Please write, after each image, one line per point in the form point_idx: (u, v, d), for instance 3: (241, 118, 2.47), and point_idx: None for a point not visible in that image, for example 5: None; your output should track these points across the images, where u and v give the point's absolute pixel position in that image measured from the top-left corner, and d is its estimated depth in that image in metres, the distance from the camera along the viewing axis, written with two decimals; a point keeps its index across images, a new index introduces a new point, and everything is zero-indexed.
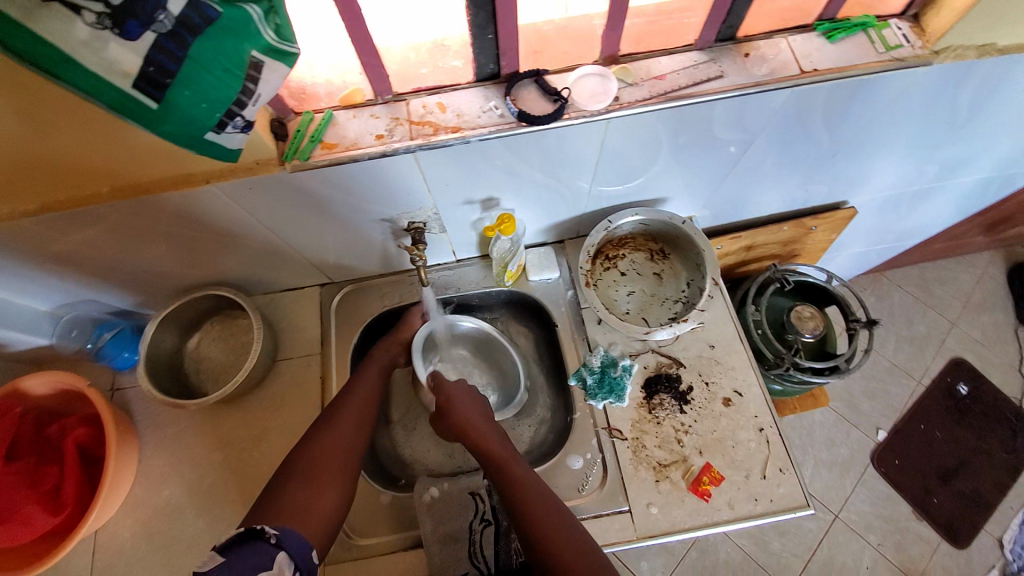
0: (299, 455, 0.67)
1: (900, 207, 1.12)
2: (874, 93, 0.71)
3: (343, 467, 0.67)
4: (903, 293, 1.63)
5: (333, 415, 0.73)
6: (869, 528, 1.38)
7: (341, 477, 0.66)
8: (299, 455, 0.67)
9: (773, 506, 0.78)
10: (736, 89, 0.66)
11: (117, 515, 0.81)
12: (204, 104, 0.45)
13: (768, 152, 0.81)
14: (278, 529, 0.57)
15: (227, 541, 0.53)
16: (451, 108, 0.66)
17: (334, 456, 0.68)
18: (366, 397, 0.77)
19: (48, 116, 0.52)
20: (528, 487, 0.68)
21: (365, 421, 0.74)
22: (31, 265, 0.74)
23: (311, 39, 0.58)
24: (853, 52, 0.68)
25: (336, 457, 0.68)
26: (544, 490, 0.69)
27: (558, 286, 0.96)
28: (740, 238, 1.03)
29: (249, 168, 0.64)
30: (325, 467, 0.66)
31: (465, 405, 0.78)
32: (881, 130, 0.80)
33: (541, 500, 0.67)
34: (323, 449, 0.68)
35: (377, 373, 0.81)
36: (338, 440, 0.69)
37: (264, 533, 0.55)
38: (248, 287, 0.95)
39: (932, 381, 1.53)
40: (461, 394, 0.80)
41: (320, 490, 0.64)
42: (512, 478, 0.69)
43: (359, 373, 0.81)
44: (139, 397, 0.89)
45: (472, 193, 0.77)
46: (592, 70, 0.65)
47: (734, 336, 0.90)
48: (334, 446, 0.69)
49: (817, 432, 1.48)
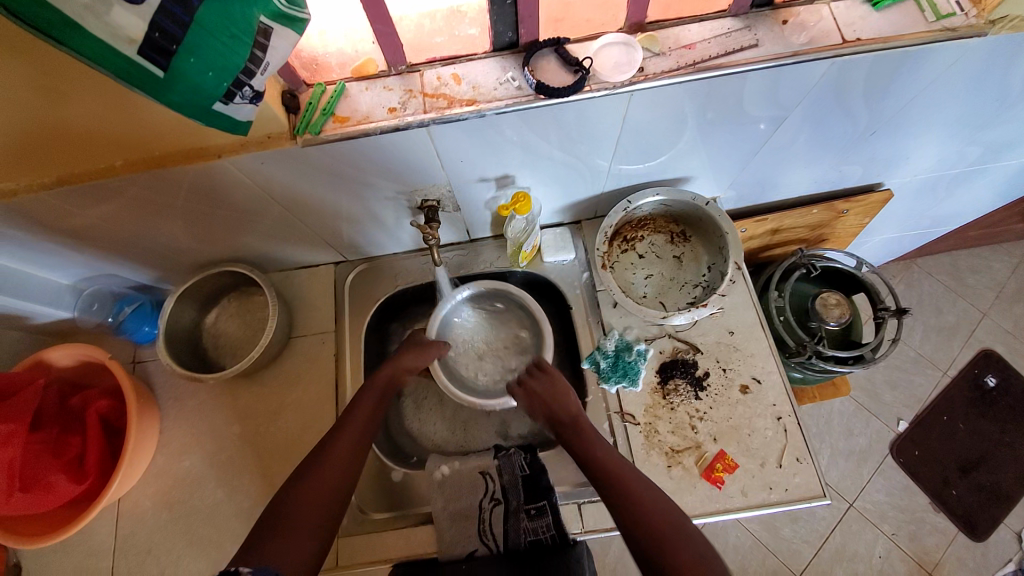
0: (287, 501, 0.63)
1: (937, 191, 1.06)
2: (922, 67, 0.66)
3: (322, 518, 0.64)
4: (934, 281, 1.56)
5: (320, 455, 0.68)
6: (884, 518, 1.35)
7: (318, 523, 0.63)
8: (281, 502, 0.64)
9: (788, 496, 0.76)
10: (771, 59, 0.61)
11: (139, 482, 0.84)
12: (210, 73, 0.43)
13: (801, 130, 0.76)
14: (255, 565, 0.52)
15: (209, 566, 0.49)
16: (466, 80, 0.63)
17: (315, 507, 0.64)
18: (355, 434, 0.71)
19: (56, 84, 0.51)
20: (651, 507, 0.63)
21: (353, 457, 0.69)
22: (53, 238, 0.75)
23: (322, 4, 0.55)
24: (900, 22, 0.63)
25: (313, 509, 0.63)
26: (671, 511, 0.63)
27: (574, 267, 0.93)
28: (766, 220, 0.98)
29: (261, 141, 0.63)
30: (301, 516, 0.62)
31: (559, 396, 0.75)
32: (924, 107, 0.75)
33: (665, 526, 0.62)
34: (305, 499, 0.64)
35: (369, 408, 0.74)
36: (322, 489, 0.65)
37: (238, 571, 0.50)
38: (263, 264, 0.95)
39: (958, 372, 1.48)
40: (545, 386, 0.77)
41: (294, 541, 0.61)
42: (632, 492, 0.64)
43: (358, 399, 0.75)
44: (159, 370, 0.91)
45: (486, 170, 0.75)
46: (616, 39, 0.62)
47: (754, 323, 0.87)
48: (315, 496, 0.64)
49: (836, 420, 1.45)
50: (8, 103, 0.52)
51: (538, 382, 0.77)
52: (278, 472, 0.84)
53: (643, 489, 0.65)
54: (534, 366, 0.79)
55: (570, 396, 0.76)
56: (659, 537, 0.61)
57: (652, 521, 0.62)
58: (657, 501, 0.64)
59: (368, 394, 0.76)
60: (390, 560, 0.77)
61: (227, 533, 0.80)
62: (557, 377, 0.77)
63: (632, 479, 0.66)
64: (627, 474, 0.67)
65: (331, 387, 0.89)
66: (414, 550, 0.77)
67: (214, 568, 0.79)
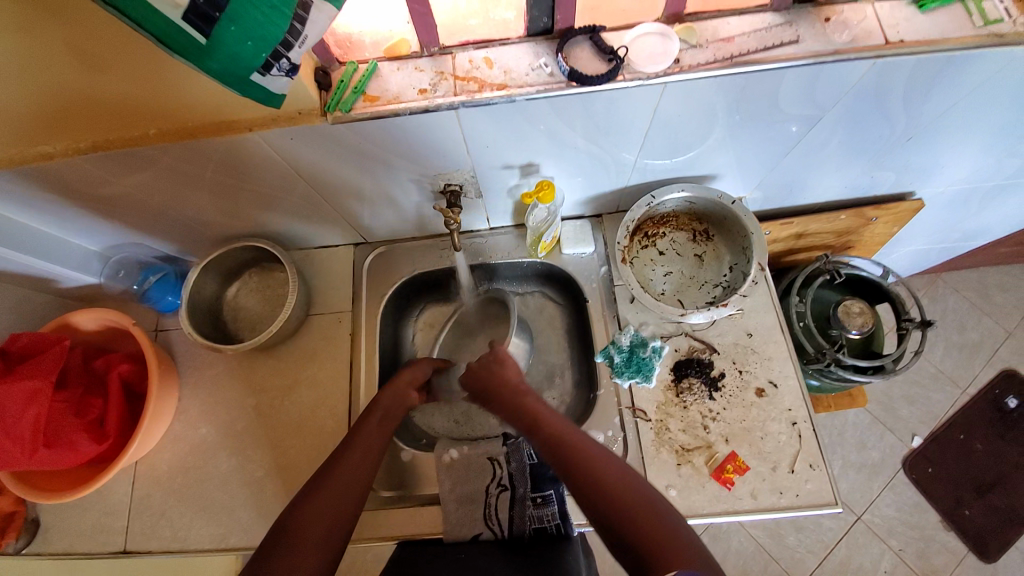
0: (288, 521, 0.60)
1: (970, 204, 1.03)
2: (965, 72, 0.64)
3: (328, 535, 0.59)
4: (959, 297, 1.52)
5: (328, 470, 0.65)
6: (892, 533, 1.33)
7: (323, 545, 0.58)
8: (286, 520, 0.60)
9: (799, 501, 0.75)
10: (812, 56, 0.60)
11: (156, 446, 0.86)
12: (250, 42, 0.43)
13: (835, 131, 0.74)
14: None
15: None
16: (498, 64, 0.63)
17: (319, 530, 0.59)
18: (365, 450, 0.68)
19: (96, 50, 0.52)
20: (617, 485, 0.60)
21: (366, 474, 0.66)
22: (86, 205, 0.76)
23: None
24: (948, 24, 0.61)
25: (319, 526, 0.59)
26: (635, 485, 0.60)
27: (593, 261, 0.93)
28: (791, 224, 0.97)
29: (291, 117, 0.63)
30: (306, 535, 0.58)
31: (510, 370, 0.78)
32: (965, 114, 0.72)
33: (638, 506, 0.57)
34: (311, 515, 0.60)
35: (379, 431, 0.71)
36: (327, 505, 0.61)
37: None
38: (285, 241, 0.96)
39: (978, 392, 1.44)
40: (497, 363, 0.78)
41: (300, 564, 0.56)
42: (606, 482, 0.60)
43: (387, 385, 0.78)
44: (181, 339, 0.93)
45: (513, 158, 0.74)
46: (654, 29, 0.61)
47: (774, 326, 0.86)
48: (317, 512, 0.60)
49: (849, 432, 1.42)
50: (49, 66, 0.53)
51: (483, 360, 0.80)
52: (290, 445, 0.85)
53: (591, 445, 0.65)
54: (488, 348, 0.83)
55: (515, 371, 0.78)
56: (608, 491, 0.59)
57: (608, 480, 0.60)
58: (604, 456, 0.63)
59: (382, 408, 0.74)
60: (395, 537, 0.78)
61: (238, 501, 0.82)
62: (503, 357, 0.79)
63: (601, 467, 0.61)
64: (577, 438, 0.65)
65: (345, 365, 0.90)
66: (420, 529, 0.79)
67: (224, 533, 0.81)
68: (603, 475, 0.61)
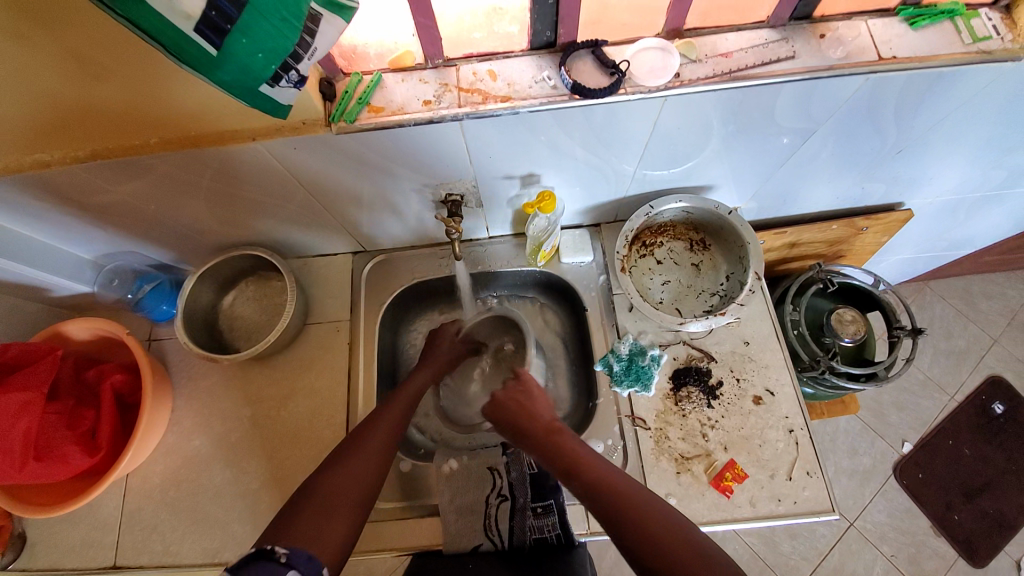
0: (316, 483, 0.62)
1: (957, 214, 1.06)
2: (953, 87, 0.66)
3: (358, 503, 0.61)
4: (945, 305, 1.56)
5: (354, 443, 0.68)
6: (884, 538, 1.35)
7: (355, 512, 0.60)
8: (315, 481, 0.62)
9: (797, 508, 0.76)
10: (807, 71, 0.61)
11: (149, 458, 0.85)
12: (260, 54, 0.43)
13: (827, 144, 0.76)
14: (290, 546, 0.53)
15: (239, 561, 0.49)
16: (502, 77, 0.64)
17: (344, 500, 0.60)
18: (390, 425, 0.71)
19: (101, 60, 0.52)
20: (663, 528, 0.58)
21: (388, 448, 0.69)
22: (81, 213, 0.75)
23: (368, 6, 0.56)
24: (937, 41, 0.63)
25: (349, 488, 0.62)
26: (680, 527, 0.58)
27: (591, 270, 0.94)
28: (785, 233, 0.98)
29: (296, 127, 0.64)
30: (333, 496, 0.60)
31: (538, 407, 0.76)
32: (953, 128, 0.74)
33: (687, 552, 0.55)
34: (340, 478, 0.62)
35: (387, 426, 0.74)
36: (356, 471, 0.64)
37: (274, 554, 0.51)
38: (283, 250, 0.96)
39: (966, 397, 1.47)
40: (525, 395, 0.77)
41: (334, 524, 0.58)
42: (652, 529, 0.58)
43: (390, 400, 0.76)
44: (175, 349, 0.92)
45: (514, 168, 0.75)
46: (654, 44, 0.63)
47: (770, 334, 0.87)
48: (345, 476, 0.63)
49: (840, 438, 1.44)
50: (51, 74, 0.53)
51: (508, 391, 0.78)
52: (287, 456, 0.84)
53: (637, 493, 0.62)
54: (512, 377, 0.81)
55: (545, 407, 0.76)
56: (654, 536, 0.57)
57: (659, 532, 0.57)
58: (646, 497, 0.62)
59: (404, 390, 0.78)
60: (394, 549, 0.78)
61: (232, 514, 0.81)
62: (531, 389, 0.78)
63: (644, 509, 0.60)
64: (621, 485, 0.63)
65: (343, 374, 0.89)
66: (420, 540, 0.78)
67: (218, 548, 0.79)
68: (652, 526, 0.58)
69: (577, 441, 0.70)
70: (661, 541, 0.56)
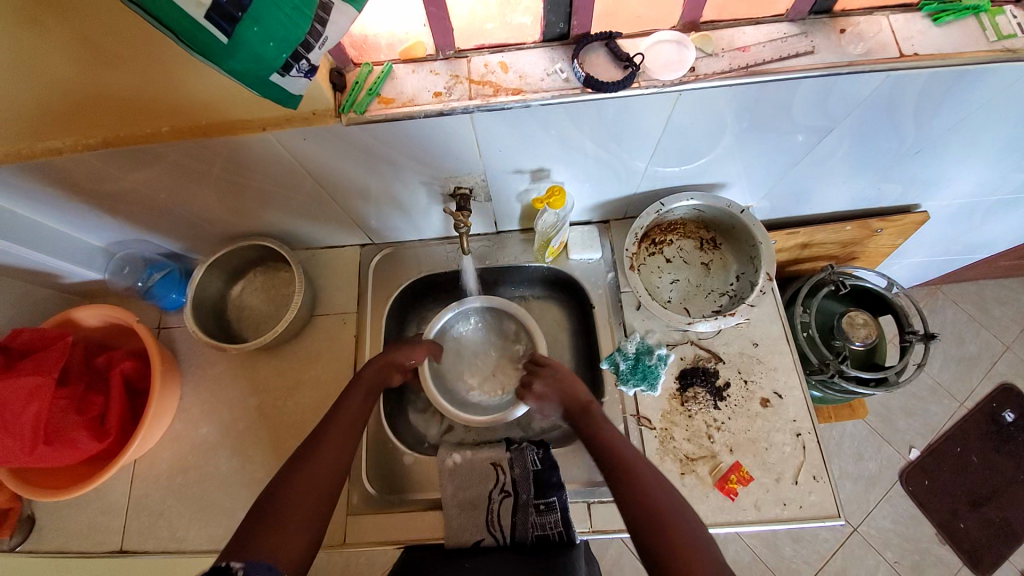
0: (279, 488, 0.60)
1: (974, 218, 1.03)
2: (975, 87, 0.64)
3: (319, 502, 0.60)
4: (958, 310, 1.53)
5: (315, 440, 0.66)
6: (888, 544, 1.33)
7: (318, 508, 0.60)
8: (277, 486, 0.61)
9: (802, 513, 0.75)
10: (826, 67, 0.60)
11: (156, 445, 0.85)
12: (271, 43, 0.43)
13: (843, 143, 0.75)
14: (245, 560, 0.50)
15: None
16: (513, 69, 0.63)
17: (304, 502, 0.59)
18: (351, 420, 0.70)
19: (112, 46, 0.52)
20: (651, 491, 0.61)
21: (351, 439, 0.68)
22: (91, 200, 0.76)
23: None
24: (961, 39, 0.61)
25: (312, 487, 0.61)
26: (668, 492, 0.62)
27: (599, 267, 0.93)
28: (797, 233, 0.97)
29: (306, 118, 0.63)
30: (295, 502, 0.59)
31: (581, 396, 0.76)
32: (973, 129, 0.73)
33: (668, 516, 0.59)
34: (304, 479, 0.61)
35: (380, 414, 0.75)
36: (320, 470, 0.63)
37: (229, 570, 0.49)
38: (291, 241, 0.96)
39: (976, 404, 1.45)
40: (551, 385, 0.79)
41: (295, 525, 0.57)
42: (644, 491, 0.61)
43: (350, 388, 0.74)
44: (183, 337, 0.93)
45: (524, 162, 0.74)
46: (670, 37, 0.61)
47: (779, 336, 0.86)
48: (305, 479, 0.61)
49: (847, 443, 1.43)
50: (64, 60, 0.53)
51: (545, 379, 0.79)
52: (291, 446, 0.85)
53: (650, 472, 0.64)
54: (536, 365, 0.82)
55: (580, 385, 0.78)
56: (644, 498, 0.60)
57: (665, 521, 0.58)
58: (645, 464, 0.65)
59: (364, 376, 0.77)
60: (396, 543, 0.78)
61: (238, 502, 0.82)
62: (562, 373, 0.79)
63: (641, 471, 0.64)
64: (628, 452, 0.67)
65: (348, 366, 0.90)
66: (422, 533, 0.78)
67: (222, 535, 0.80)
68: (661, 516, 0.58)
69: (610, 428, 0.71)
70: (648, 503, 0.60)
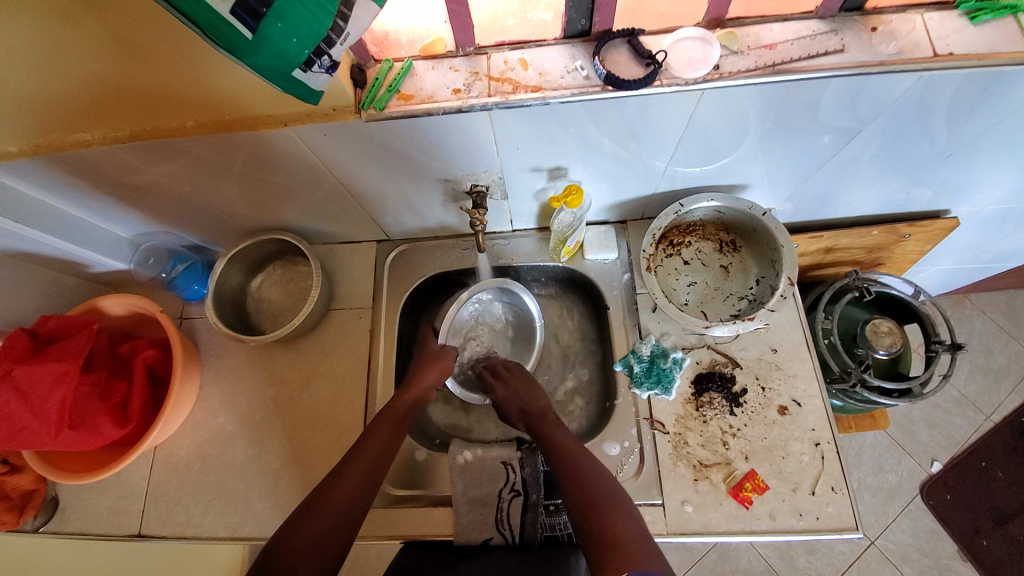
0: (280, 552, 0.60)
1: (1007, 224, 0.99)
2: (1011, 89, 0.62)
3: (337, 530, 0.63)
4: (987, 320, 1.48)
5: (326, 491, 0.66)
6: (906, 559, 1.29)
7: (337, 536, 0.62)
8: (280, 542, 0.61)
9: (819, 524, 0.73)
10: (856, 66, 0.58)
11: (176, 433, 0.87)
12: (295, 39, 0.43)
13: (871, 145, 0.72)
14: None
15: None
16: (533, 66, 0.63)
17: (323, 533, 0.62)
18: (378, 446, 0.71)
19: (141, 40, 0.53)
20: (598, 488, 0.66)
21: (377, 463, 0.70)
22: (118, 192, 0.78)
23: None
24: (998, 39, 0.59)
25: (315, 552, 0.60)
26: (612, 490, 0.66)
27: (615, 268, 0.92)
28: (821, 238, 0.94)
29: (326, 114, 0.64)
30: (295, 567, 0.59)
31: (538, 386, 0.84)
32: (1007, 133, 0.70)
33: (612, 510, 0.64)
34: (309, 538, 0.61)
35: (394, 419, 0.76)
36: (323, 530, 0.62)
37: None
38: (309, 236, 0.97)
39: (1003, 419, 1.39)
40: (518, 383, 0.83)
41: None
42: (596, 491, 0.66)
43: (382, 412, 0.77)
44: (204, 327, 0.95)
45: (542, 161, 0.74)
46: (693, 34, 0.60)
47: (800, 342, 0.84)
48: (306, 543, 0.60)
49: (866, 454, 1.39)
50: (95, 55, 0.54)
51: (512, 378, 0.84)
52: (305, 438, 0.86)
53: (597, 472, 0.69)
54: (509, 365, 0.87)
55: (543, 393, 0.82)
56: (592, 496, 0.65)
57: (602, 506, 0.64)
58: (595, 465, 0.70)
59: (382, 423, 0.74)
60: (405, 537, 0.78)
61: (252, 491, 0.83)
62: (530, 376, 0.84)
63: (589, 470, 0.69)
64: (579, 453, 0.71)
65: (362, 362, 0.90)
66: (430, 529, 0.78)
67: (237, 522, 0.81)
68: (600, 500, 0.65)
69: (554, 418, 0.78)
70: (595, 500, 0.65)
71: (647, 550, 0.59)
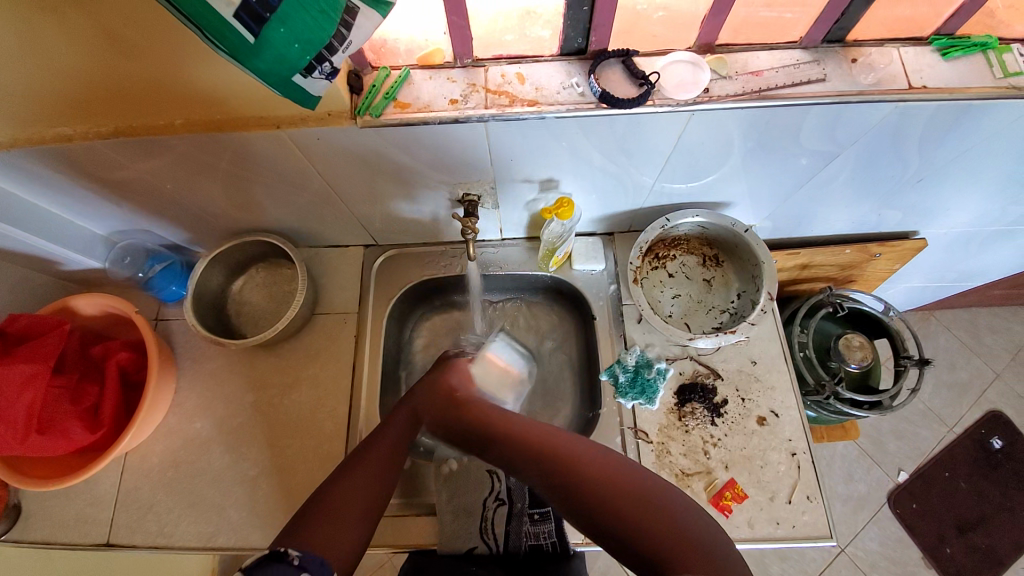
0: (329, 495, 0.58)
1: (969, 247, 1.05)
2: (979, 121, 0.66)
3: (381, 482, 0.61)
4: (950, 337, 1.55)
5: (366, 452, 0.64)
6: (874, 566, 1.34)
7: (382, 482, 0.61)
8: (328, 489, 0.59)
9: (794, 532, 0.76)
10: (836, 95, 0.61)
11: (149, 438, 0.85)
12: (296, 45, 0.44)
13: (848, 168, 0.76)
14: (304, 550, 0.52)
15: (254, 561, 0.49)
16: (530, 81, 0.64)
17: (368, 485, 0.60)
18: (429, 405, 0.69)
19: (130, 36, 0.52)
20: (609, 479, 0.55)
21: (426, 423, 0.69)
22: (96, 187, 0.75)
23: (407, 5, 0.57)
24: (968, 73, 0.63)
25: (355, 506, 0.58)
26: (625, 476, 0.56)
27: (602, 278, 0.94)
28: (798, 254, 0.98)
29: (321, 118, 0.64)
30: (344, 510, 0.57)
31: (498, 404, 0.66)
32: (971, 163, 0.75)
33: (637, 500, 0.53)
34: (345, 496, 0.58)
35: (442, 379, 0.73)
36: (361, 489, 0.60)
37: (287, 555, 0.50)
38: (295, 238, 0.96)
39: (965, 431, 1.46)
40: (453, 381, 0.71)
41: (347, 529, 0.56)
42: (607, 481, 0.55)
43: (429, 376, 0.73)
44: (181, 330, 0.92)
45: (533, 173, 0.75)
46: (685, 58, 0.63)
47: (778, 356, 0.87)
48: (358, 485, 0.60)
49: (837, 463, 1.44)
50: (81, 48, 0.53)
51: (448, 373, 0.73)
52: (287, 444, 0.84)
53: (600, 464, 0.57)
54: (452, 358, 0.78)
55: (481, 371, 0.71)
56: (604, 493, 0.54)
57: (654, 526, 0.51)
58: (594, 457, 0.58)
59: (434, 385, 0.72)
60: (386, 547, 0.77)
61: (229, 499, 0.81)
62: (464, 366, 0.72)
63: (583, 468, 0.56)
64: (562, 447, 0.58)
65: (346, 367, 0.89)
66: (413, 539, 0.78)
67: (212, 532, 0.79)
68: (651, 521, 0.52)
69: (530, 420, 0.62)
70: (613, 495, 0.54)
71: (694, 529, 0.52)
